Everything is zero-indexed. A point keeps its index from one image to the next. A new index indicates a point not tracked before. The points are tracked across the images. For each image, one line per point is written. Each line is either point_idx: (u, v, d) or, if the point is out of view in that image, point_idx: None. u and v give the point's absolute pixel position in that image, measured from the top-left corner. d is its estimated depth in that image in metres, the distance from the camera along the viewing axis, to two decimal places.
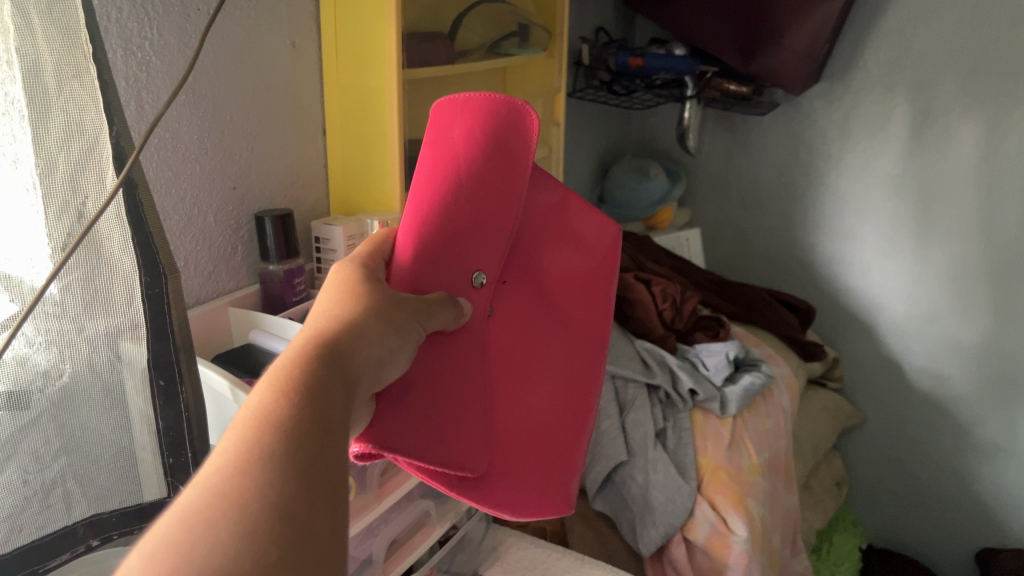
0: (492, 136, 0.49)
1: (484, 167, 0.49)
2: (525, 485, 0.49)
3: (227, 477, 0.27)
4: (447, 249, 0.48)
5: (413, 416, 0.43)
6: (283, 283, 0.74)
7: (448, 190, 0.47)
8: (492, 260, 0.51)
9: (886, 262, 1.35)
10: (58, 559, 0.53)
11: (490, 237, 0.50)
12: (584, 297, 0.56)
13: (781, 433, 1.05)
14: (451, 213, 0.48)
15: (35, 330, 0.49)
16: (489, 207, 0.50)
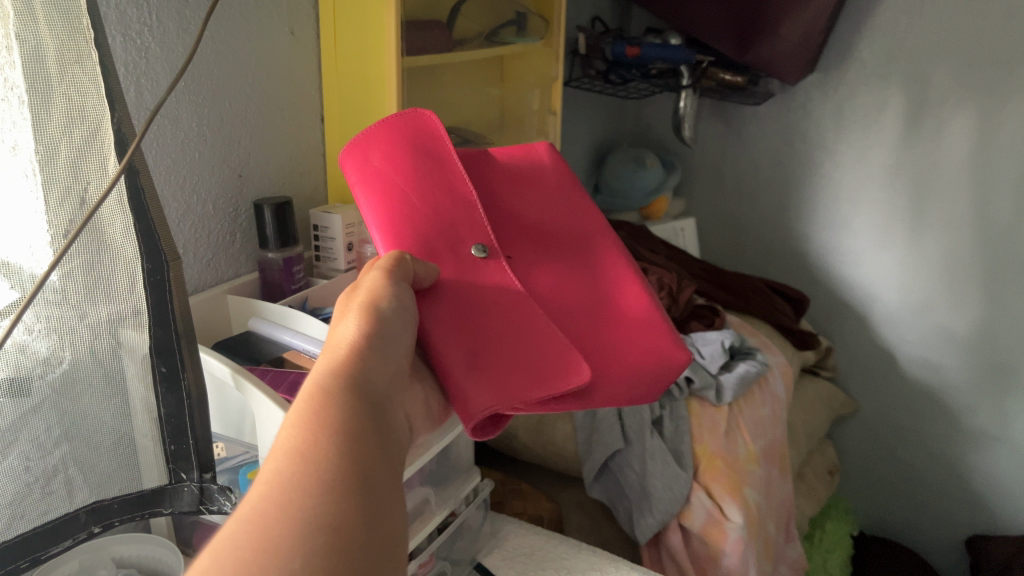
0: (404, 143, 0.59)
1: (415, 169, 0.58)
2: (631, 359, 0.57)
3: (255, 506, 0.30)
4: (434, 239, 0.56)
5: (490, 370, 0.51)
6: (282, 272, 0.74)
7: (397, 198, 0.56)
8: (477, 230, 0.58)
9: (880, 252, 1.36)
10: (60, 546, 0.53)
11: (462, 212, 0.58)
12: (558, 219, 0.65)
13: (776, 422, 1.06)
14: (411, 215, 0.56)
15: (35, 318, 0.49)
16: (442, 194, 0.58)
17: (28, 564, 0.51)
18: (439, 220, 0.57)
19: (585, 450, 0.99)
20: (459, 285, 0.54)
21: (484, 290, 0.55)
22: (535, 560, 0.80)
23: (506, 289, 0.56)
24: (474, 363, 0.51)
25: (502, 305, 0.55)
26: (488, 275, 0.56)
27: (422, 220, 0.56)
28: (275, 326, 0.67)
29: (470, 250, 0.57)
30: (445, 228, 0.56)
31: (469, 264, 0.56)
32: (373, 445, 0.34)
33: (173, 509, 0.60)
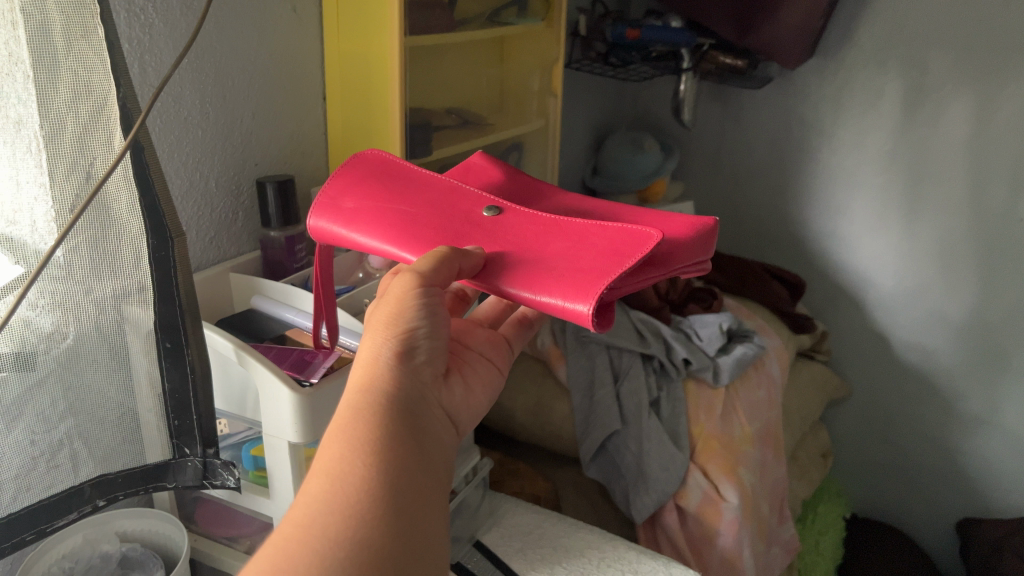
0: (367, 183, 0.62)
1: (391, 195, 0.60)
2: (671, 227, 0.59)
3: (279, 566, 0.32)
4: (450, 224, 0.57)
5: (569, 271, 0.51)
6: (284, 250, 0.74)
7: (392, 214, 0.58)
8: (484, 204, 0.59)
9: (876, 237, 1.36)
10: (65, 518, 0.53)
11: (461, 199, 0.60)
12: (528, 190, 0.67)
13: (772, 403, 1.07)
14: (411, 219, 0.57)
15: (40, 293, 0.49)
16: (428, 198, 0.60)
17: (34, 536, 0.51)
18: (440, 213, 0.58)
19: (582, 430, 1.00)
20: (491, 237, 0.55)
21: (515, 231, 0.56)
22: (533, 538, 0.81)
23: (533, 222, 0.57)
24: (558, 275, 0.51)
25: (540, 230, 0.56)
26: (509, 222, 0.57)
27: (426, 218, 0.58)
28: (277, 304, 0.68)
29: (483, 215, 0.58)
30: (446, 216, 0.58)
31: (488, 223, 0.57)
32: (392, 490, 0.36)
33: (177, 484, 0.60)
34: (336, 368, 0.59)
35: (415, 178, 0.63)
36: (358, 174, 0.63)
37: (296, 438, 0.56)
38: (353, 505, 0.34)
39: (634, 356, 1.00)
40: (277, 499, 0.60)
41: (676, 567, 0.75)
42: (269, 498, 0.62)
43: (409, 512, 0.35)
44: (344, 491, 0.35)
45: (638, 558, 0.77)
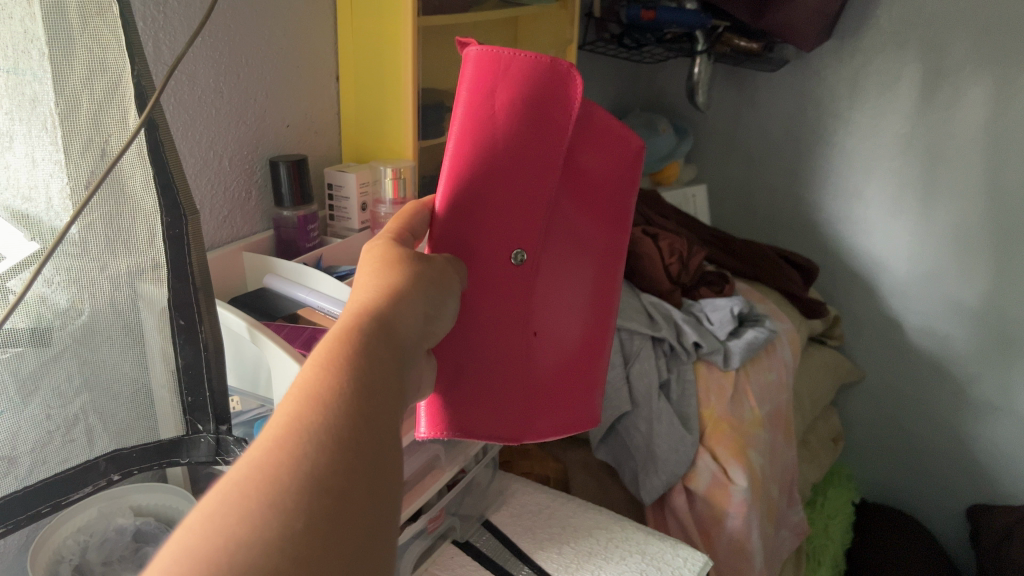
0: (527, 104, 0.47)
1: (515, 139, 0.48)
2: (580, 408, 0.57)
3: (270, 454, 0.27)
4: (482, 225, 0.49)
5: (463, 395, 0.52)
6: (297, 229, 0.75)
7: (469, 162, 0.48)
8: (530, 236, 0.51)
9: (891, 221, 1.35)
10: (81, 492, 0.54)
11: (525, 209, 0.50)
12: (632, 217, 0.56)
13: (782, 387, 1.06)
14: (476, 194, 0.49)
15: (54, 271, 0.50)
16: (520, 175, 0.49)
17: (51, 509, 0.52)
18: (508, 205, 0.49)
19: None
20: (480, 286, 0.50)
21: (503, 299, 0.51)
22: (542, 517, 0.82)
23: (521, 304, 0.52)
24: (451, 386, 0.51)
25: (511, 318, 0.52)
26: (515, 284, 0.51)
27: (485, 202, 0.49)
28: (290, 283, 0.67)
29: (511, 252, 0.51)
30: (503, 216, 0.49)
31: (502, 266, 0.51)
32: (385, 422, 0.30)
33: (190, 459, 0.61)
34: None
35: (568, 135, 0.50)
36: (544, 88, 0.48)
37: None
38: (347, 423, 0.29)
39: (645, 339, 0.99)
40: None
41: (683, 549, 0.76)
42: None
43: (389, 437, 0.30)
44: (333, 408, 0.29)
45: (646, 539, 0.77)
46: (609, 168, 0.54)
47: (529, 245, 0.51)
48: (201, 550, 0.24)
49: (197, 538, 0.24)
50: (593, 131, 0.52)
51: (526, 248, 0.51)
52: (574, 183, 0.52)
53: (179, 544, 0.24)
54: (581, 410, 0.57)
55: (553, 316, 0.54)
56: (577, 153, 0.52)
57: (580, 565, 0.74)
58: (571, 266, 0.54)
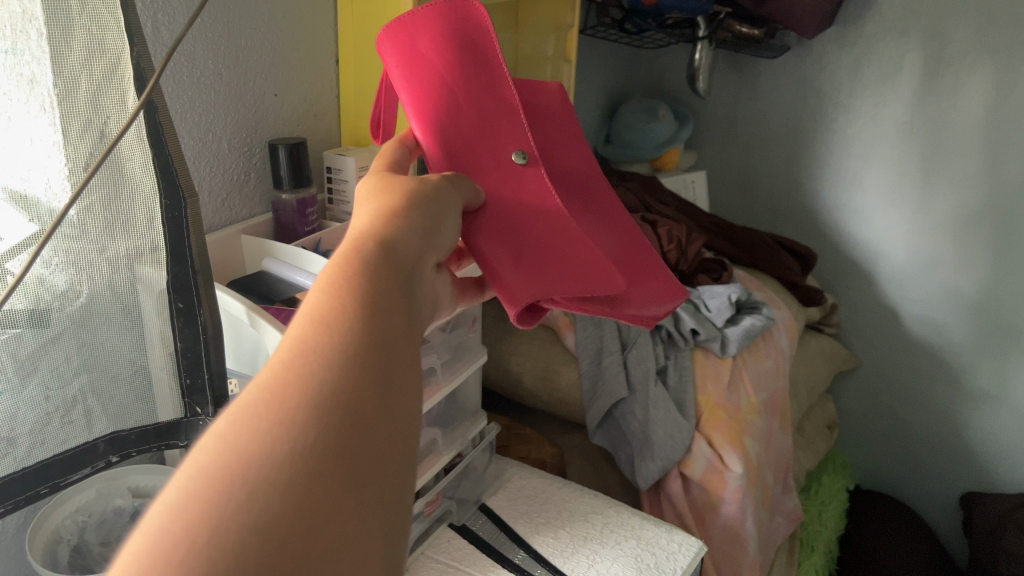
0: (452, 36, 0.55)
1: (461, 66, 0.55)
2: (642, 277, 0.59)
3: (278, 372, 0.26)
4: (474, 138, 0.54)
5: (539, 271, 0.51)
6: (295, 212, 0.74)
7: (436, 88, 0.54)
8: (520, 136, 0.56)
9: (889, 209, 1.35)
10: (79, 473, 0.55)
11: (503, 116, 0.56)
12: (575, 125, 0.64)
13: (779, 374, 1.07)
14: (454, 111, 0.54)
15: (52, 252, 0.49)
16: (480, 91, 0.55)
17: (49, 490, 0.53)
18: (484, 121, 0.55)
19: (588, 397, 1.01)
20: (500, 188, 0.53)
21: (527, 192, 0.54)
22: (538, 502, 0.82)
23: (548, 196, 0.55)
24: (518, 265, 0.51)
25: (544, 211, 0.54)
26: (530, 183, 0.55)
27: (467, 119, 0.54)
28: (288, 267, 0.67)
29: (512, 155, 0.55)
30: (483, 127, 0.55)
31: (509, 169, 0.54)
32: (395, 329, 0.30)
33: (188, 442, 0.61)
34: None
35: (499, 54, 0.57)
36: (473, 24, 0.56)
37: None
38: (354, 337, 0.28)
39: None
40: None
41: (678, 534, 0.77)
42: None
43: (400, 353, 0.30)
44: (351, 306, 0.29)
45: (641, 524, 0.78)
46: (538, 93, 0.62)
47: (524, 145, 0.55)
48: (211, 474, 0.23)
49: (209, 459, 0.24)
50: None
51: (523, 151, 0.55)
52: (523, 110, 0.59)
53: (190, 468, 0.24)
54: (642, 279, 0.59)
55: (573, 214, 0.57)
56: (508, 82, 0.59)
57: (576, 549, 0.75)
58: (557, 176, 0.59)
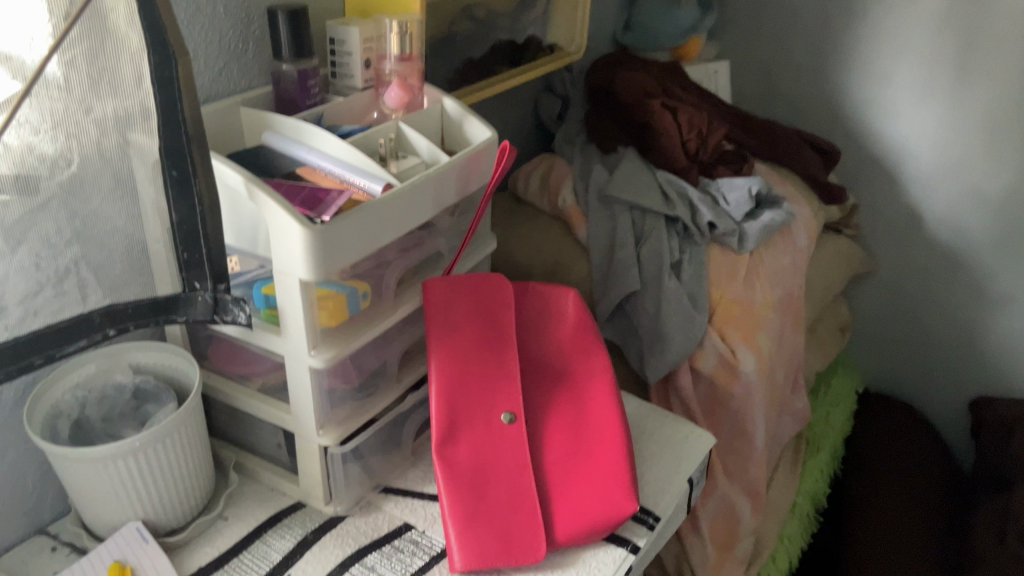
0: (461, 294, 0.65)
1: (466, 295, 0.65)
2: (593, 511, 0.62)
3: None
4: (464, 413, 0.63)
5: (477, 528, 0.60)
6: (296, 86, 0.70)
7: (442, 360, 0.64)
8: (506, 403, 0.64)
9: (919, 105, 1.30)
10: (75, 346, 0.53)
11: (498, 383, 0.65)
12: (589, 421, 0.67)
13: (797, 272, 1.04)
14: (452, 342, 0.64)
15: (31, 110, 0.46)
16: (475, 343, 0.65)
17: (43, 361, 0.51)
18: (478, 334, 0.65)
19: (599, 291, 0.99)
20: (479, 449, 0.63)
21: (499, 454, 0.63)
22: None
23: (520, 456, 0.63)
24: (467, 522, 0.60)
25: (511, 465, 0.63)
26: (510, 442, 0.63)
27: (482, 526, 0.60)
28: (288, 141, 0.64)
29: (500, 415, 0.64)
30: (474, 396, 0.64)
31: (496, 428, 0.64)
32: None
33: (187, 318, 0.59)
34: (347, 208, 0.57)
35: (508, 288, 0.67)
36: (469, 422, 0.63)
37: (309, 276, 0.55)
38: None
39: (658, 217, 0.97)
40: (288, 339, 0.60)
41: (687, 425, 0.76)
42: (290, 414, 0.64)
43: None
44: None
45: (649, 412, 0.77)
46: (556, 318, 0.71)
47: (509, 408, 0.64)
48: None
49: None
50: (534, 289, 0.71)
51: (509, 404, 0.64)
52: (530, 323, 0.70)
53: None
54: (601, 511, 0.63)
55: (542, 488, 0.64)
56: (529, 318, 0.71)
57: None
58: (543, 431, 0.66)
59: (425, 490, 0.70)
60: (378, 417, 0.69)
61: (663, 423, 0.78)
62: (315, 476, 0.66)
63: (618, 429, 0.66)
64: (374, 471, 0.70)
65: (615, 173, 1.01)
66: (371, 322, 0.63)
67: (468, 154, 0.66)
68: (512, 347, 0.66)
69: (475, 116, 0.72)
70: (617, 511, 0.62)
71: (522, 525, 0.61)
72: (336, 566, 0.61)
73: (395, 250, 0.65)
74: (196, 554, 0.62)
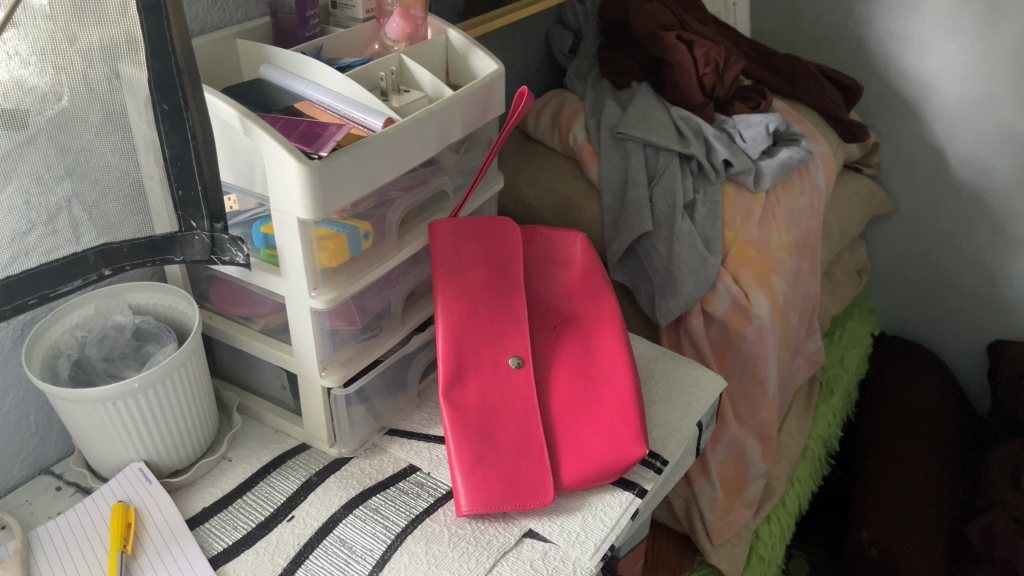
0: (468, 235, 0.63)
1: (474, 237, 0.64)
2: (600, 458, 0.62)
3: None
4: (470, 357, 0.62)
5: (482, 472, 0.60)
6: (295, 17, 0.68)
7: (448, 303, 0.62)
8: (514, 346, 0.63)
9: (948, 39, 1.25)
10: (70, 285, 0.52)
11: (505, 326, 0.63)
12: (597, 367, 0.65)
13: (814, 212, 1.02)
14: (459, 284, 0.62)
15: (16, 40, 0.44)
16: (482, 286, 0.63)
17: (37, 301, 0.50)
18: (485, 277, 0.63)
19: (610, 232, 0.97)
20: (485, 393, 0.62)
21: (505, 399, 0.62)
22: None
23: (526, 401, 0.62)
24: (472, 466, 0.60)
25: (517, 410, 0.62)
26: (517, 386, 0.63)
27: (488, 470, 0.60)
28: (287, 74, 0.62)
29: (508, 359, 0.63)
30: (481, 340, 0.63)
31: (503, 372, 0.63)
32: None
33: (185, 257, 0.58)
34: (345, 144, 0.55)
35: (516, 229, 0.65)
36: (476, 366, 0.62)
37: (306, 215, 0.53)
38: None
39: (672, 155, 0.94)
40: (287, 278, 0.58)
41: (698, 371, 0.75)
42: (293, 356, 0.63)
43: None
44: None
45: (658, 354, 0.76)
46: (566, 260, 0.69)
47: (516, 352, 0.63)
48: None
49: None
50: (544, 231, 0.69)
51: (516, 348, 0.63)
52: (537, 267, 0.68)
53: None
54: (608, 458, 0.62)
55: (549, 432, 0.63)
56: (538, 261, 0.68)
57: None
58: (549, 374, 0.65)
59: (430, 432, 0.69)
60: (382, 359, 0.68)
61: (673, 366, 0.77)
62: (319, 418, 0.65)
63: (627, 375, 0.65)
64: (378, 414, 0.69)
65: (628, 110, 0.98)
66: (374, 263, 0.62)
67: (472, 88, 0.64)
68: (520, 289, 0.64)
69: (480, 48, 0.69)
70: (626, 454, 0.62)
71: (529, 469, 0.61)
72: (340, 507, 0.61)
73: (397, 188, 0.63)
74: (201, 495, 0.62)
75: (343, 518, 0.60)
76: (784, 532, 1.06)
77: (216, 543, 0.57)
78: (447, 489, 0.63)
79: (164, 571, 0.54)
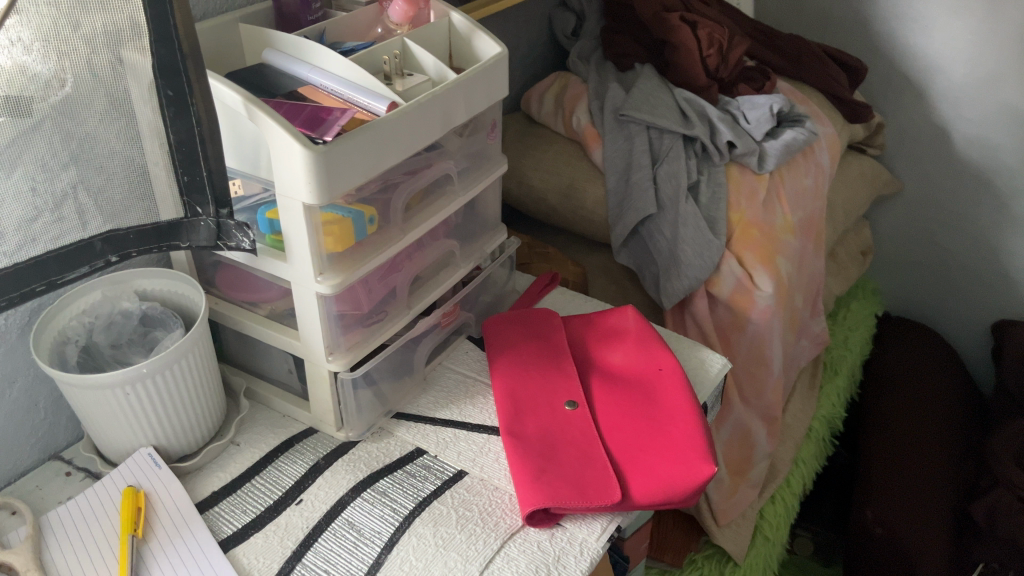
0: (518, 333, 0.73)
1: (522, 332, 0.73)
2: (668, 474, 0.60)
3: None
4: (527, 403, 0.66)
5: (547, 480, 0.59)
6: (298, 2, 0.69)
7: (505, 373, 0.69)
8: (569, 393, 0.67)
9: (953, 17, 1.24)
10: (77, 272, 0.52)
11: (559, 381, 0.68)
12: (660, 404, 0.66)
13: (819, 193, 1.01)
14: (512, 361, 0.70)
15: (19, 26, 0.44)
16: (535, 359, 0.70)
17: (45, 288, 0.51)
18: (535, 352, 0.71)
19: (614, 214, 0.97)
20: (544, 426, 0.64)
21: (566, 429, 0.64)
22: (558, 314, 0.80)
23: (586, 430, 0.64)
24: (535, 474, 0.59)
25: (578, 437, 0.63)
26: (576, 421, 0.64)
27: (551, 479, 0.59)
28: (291, 59, 0.62)
29: (564, 404, 0.66)
30: (536, 391, 0.67)
31: (560, 413, 0.65)
32: None
33: (191, 243, 0.58)
34: (350, 128, 0.55)
35: (559, 321, 0.74)
36: (534, 409, 0.66)
37: (312, 200, 0.53)
38: None
39: (676, 138, 0.94)
40: (292, 262, 0.58)
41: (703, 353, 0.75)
42: (300, 341, 0.63)
43: None
44: None
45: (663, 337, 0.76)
46: (620, 334, 0.74)
47: (573, 396, 0.66)
48: None
49: None
50: (596, 321, 0.76)
51: (573, 394, 0.67)
52: (595, 344, 0.74)
53: None
54: (680, 474, 0.60)
55: (614, 455, 0.62)
56: (596, 342, 0.74)
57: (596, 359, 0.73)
58: (613, 413, 0.66)
59: (436, 415, 0.70)
60: (388, 343, 0.68)
61: (678, 348, 0.77)
62: (326, 402, 0.65)
63: (690, 405, 0.65)
64: (385, 398, 0.69)
65: (633, 92, 0.98)
66: (379, 247, 0.62)
67: (476, 71, 0.63)
68: (568, 356, 0.71)
69: (484, 30, 0.69)
70: (696, 474, 0.60)
71: (594, 479, 0.59)
72: (348, 490, 0.61)
73: (401, 171, 0.63)
74: (210, 479, 0.62)
75: (351, 501, 0.60)
76: (789, 513, 1.06)
77: (225, 527, 0.58)
78: (453, 472, 0.64)
79: (175, 556, 0.55)
